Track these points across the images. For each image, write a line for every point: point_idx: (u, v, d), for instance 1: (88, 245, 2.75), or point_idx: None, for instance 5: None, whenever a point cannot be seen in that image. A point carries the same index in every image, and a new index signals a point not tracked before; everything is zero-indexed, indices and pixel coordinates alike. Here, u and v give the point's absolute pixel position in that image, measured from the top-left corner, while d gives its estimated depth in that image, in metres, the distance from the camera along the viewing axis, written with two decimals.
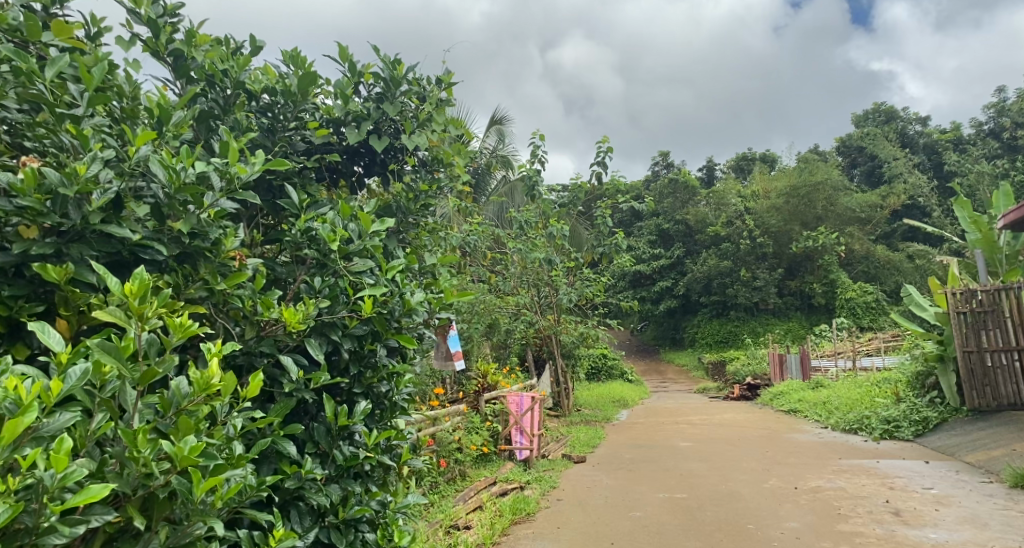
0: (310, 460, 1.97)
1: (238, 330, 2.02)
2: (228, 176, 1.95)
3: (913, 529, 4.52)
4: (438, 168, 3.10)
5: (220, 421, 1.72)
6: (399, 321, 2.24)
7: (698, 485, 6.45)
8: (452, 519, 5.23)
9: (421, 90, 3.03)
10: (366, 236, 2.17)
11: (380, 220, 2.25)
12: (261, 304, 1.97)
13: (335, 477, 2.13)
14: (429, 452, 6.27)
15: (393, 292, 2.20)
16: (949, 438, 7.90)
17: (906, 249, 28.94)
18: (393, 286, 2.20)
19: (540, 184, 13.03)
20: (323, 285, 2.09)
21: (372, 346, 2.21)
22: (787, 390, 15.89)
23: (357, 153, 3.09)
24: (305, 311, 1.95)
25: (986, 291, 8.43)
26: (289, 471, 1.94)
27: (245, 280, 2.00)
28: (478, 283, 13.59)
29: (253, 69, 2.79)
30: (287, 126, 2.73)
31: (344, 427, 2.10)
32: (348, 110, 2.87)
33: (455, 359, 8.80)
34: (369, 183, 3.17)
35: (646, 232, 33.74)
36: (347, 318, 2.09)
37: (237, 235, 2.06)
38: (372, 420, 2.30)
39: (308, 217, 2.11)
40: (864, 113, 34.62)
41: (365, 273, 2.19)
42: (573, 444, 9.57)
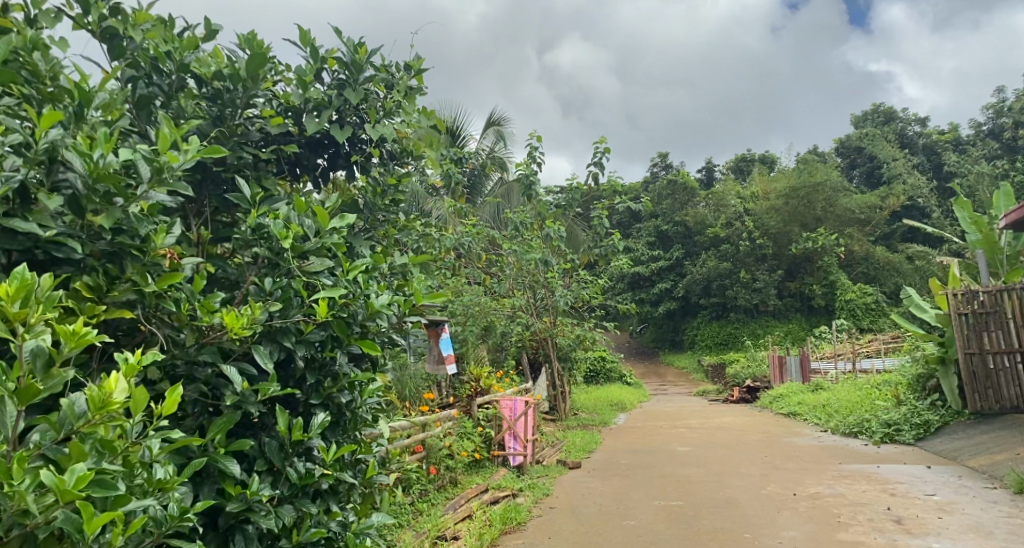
0: (256, 480, 1.83)
1: (182, 336, 1.89)
2: (159, 165, 1.82)
3: (915, 538, 4.37)
4: (406, 159, 3.04)
5: (133, 443, 1.51)
6: (362, 325, 2.09)
7: (694, 491, 6.29)
8: (440, 530, 5.07)
9: (388, 77, 2.85)
10: (324, 234, 2.04)
11: (340, 216, 2.10)
12: (201, 308, 1.86)
13: (288, 497, 2.02)
14: (418, 459, 6.12)
15: (354, 294, 2.03)
16: (951, 442, 7.76)
17: (905, 250, 28.84)
18: (355, 288, 2.03)
19: (537, 185, 12.90)
20: (274, 285, 1.96)
21: (332, 353, 2.07)
22: (786, 393, 15.75)
23: (320, 145, 2.87)
24: (250, 316, 1.83)
25: (988, 292, 8.26)
26: (232, 493, 1.81)
27: (183, 280, 1.86)
28: (474, 285, 13.47)
29: (202, 51, 2.59)
30: (238, 114, 2.55)
31: (298, 441, 1.99)
32: (308, 97, 2.68)
33: (447, 364, 8.96)
34: (335, 177, 2.94)
35: (645, 233, 33.61)
36: (302, 323, 1.97)
37: (173, 230, 1.87)
38: (335, 433, 2.21)
39: (260, 213, 2.01)
40: (863, 113, 34.49)
41: (322, 273, 2.05)
42: (568, 449, 9.42)
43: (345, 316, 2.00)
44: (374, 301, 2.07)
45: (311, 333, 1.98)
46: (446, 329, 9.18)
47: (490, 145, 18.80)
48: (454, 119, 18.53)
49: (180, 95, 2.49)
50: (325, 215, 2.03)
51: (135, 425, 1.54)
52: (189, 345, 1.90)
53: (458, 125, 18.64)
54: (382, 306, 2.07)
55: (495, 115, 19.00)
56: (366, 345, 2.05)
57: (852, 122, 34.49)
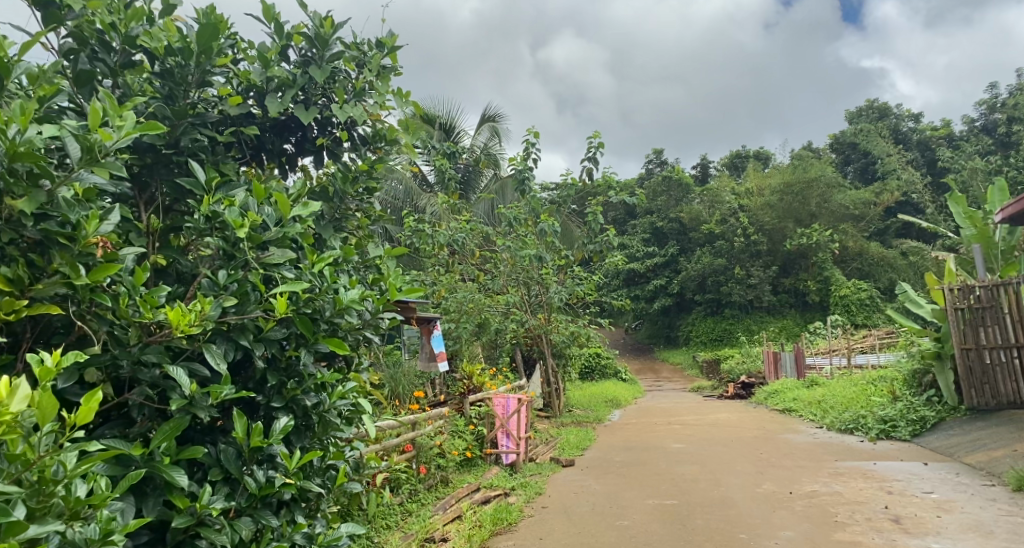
0: (207, 493, 1.84)
1: (123, 332, 1.82)
2: (89, 143, 1.72)
3: (914, 538, 4.26)
4: (379, 145, 2.96)
5: (43, 455, 1.43)
6: (331, 321, 2.19)
7: (689, 489, 6.19)
8: (429, 532, 4.92)
9: (359, 55, 2.85)
10: (286, 224, 2.09)
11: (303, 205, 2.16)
12: (144, 304, 1.79)
13: (247, 510, 2.03)
14: (407, 458, 5.97)
15: (320, 288, 2.15)
16: (948, 439, 7.67)
17: (900, 246, 28.77)
18: (320, 282, 2.15)
19: (531, 180, 12.75)
20: (229, 277, 1.98)
21: (294, 352, 2.14)
22: (781, 389, 15.65)
23: (286, 127, 2.88)
24: (201, 312, 1.80)
25: (984, 287, 8.17)
26: (180, 506, 1.80)
27: (122, 272, 1.82)
28: (467, 282, 13.31)
29: (150, 23, 2.52)
30: (190, 92, 2.51)
31: (257, 448, 2.01)
32: (269, 76, 2.68)
33: (439, 360, 9.02)
34: (302, 163, 2.95)
35: (640, 229, 33.44)
36: (261, 319, 2.01)
37: (109, 218, 1.82)
38: (297, 437, 2.26)
39: (214, 200, 2.01)
40: (858, 109, 34.33)
41: (284, 265, 2.11)
42: (562, 447, 9.30)
43: (308, 312, 2.08)
44: (341, 296, 2.18)
45: (273, 329, 2.04)
46: (437, 327, 9.17)
47: (484, 141, 18.57)
48: (448, 115, 18.32)
49: (126, 71, 2.43)
50: (287, 206, 2.08)
51: (46, 436, 1.46)
52: (132, 344, 1.82)
53: (452, 121, 18.43)
54: (349, 302, 2.18)
55: (490, 110, 18.79)
56: (333, 344, 2.11)
57: (847, 118, 34.37)
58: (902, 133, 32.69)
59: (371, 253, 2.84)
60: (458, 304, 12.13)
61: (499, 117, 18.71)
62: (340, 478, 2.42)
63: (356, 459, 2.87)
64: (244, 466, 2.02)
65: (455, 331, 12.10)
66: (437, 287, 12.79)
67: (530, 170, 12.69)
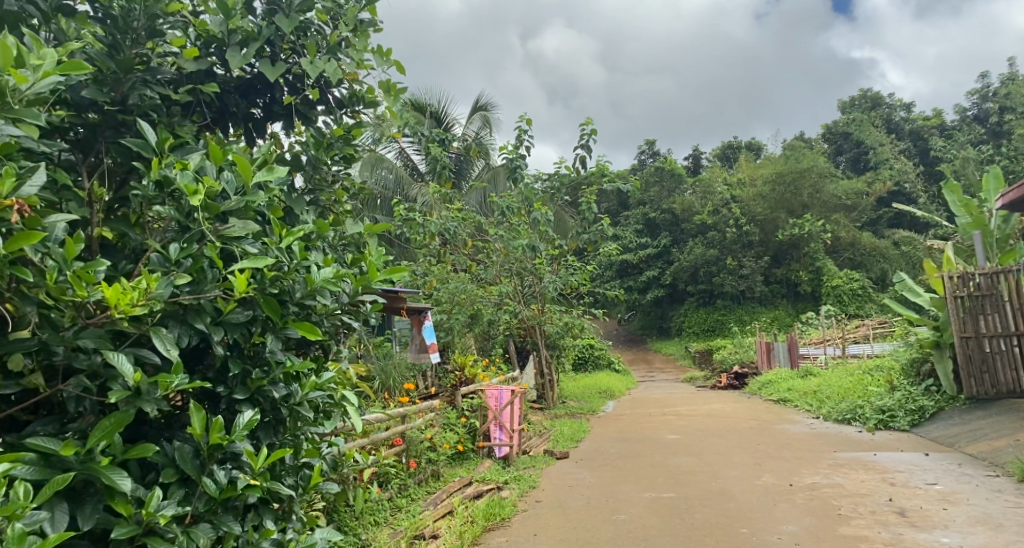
0: (156, 499, 1.66)
1: (58, 314, 1.62)
2: None
3: (921, 532, 4.11)
4: (357, 107, 2.84)
5: None
6: (300, 302, 2.02)
7: (686, 482, 6.04)
8: (418, 529, 4.73)
9: (334, 7, 2.71)
10: (246, 193, 1.93)
11: (268, 171, 2.01)
12: (78, 281, 1.60)
13: (206, 515, 1.85)
14: (396, 453, 5.78)
15: (285, 262, 1.98)
16: (947, 429, 7.56)
17: (892, 236, 28.77)
18: (286, 257, 1.97)
19: (523, 169, 12.53)
20: (182, 251, 1.80)
21: (260, 337, 1.96)
22: (775, 379, 15.57)
23: (253, 88, 2.65)
24: (146, 288, 1.64)
25: (983, 274, 8.04)
26: (124, 515, 1.62)
27: (52, 245, 1.62)
28: (459, 273, 13.11)
29: None
30: (139, 42, 2.26)
31: (216, 447, 1.83)
32: (231, 27, 2.46)
33: (430, 351, 8.84)
34: (273, 129, 2.73)
35: (633, 220, 33.29)
36: (220, 300, 1.84)
37: (36, 181, 1.63)
38: (266, 434, 2.08)
39: (164, 164, 1.85)
40: (851, 99, 34.13)
41: (245, 239, 1.94)
42: (556, 438, 9.15)
43: (276, 291, 1.91)
44: (313, 275, 2.02)
45: (237, 310, 1.86)
46: (428, 318, 8.98)
47: (476, 131, 18.24)
48: (439, 104, 18.05)
49: (61, 15, 2.22)
50: (247, 167, 1.94)
51: None
52: (66, 327, 1.62)
53: (443, 109, 18.14)
54: (321, 282, 2.02)
55: (483, 100, 18.47)
56: (304, 329, 1.94)
57: (839, 108, 34.23)
58: (894, 123, 32.57)
59: (348, 232, 2.63)
60: (450, 295, 11.96)
61: (492, 107, 18.39)
62: (315, 479, 2.25)
63: (334, 458, 2.68)
64: (203, 466, 1.83)
65: (447, 322, 11.91)
66: (428, 278, 12.65)
67: (523, 159, 12.48)
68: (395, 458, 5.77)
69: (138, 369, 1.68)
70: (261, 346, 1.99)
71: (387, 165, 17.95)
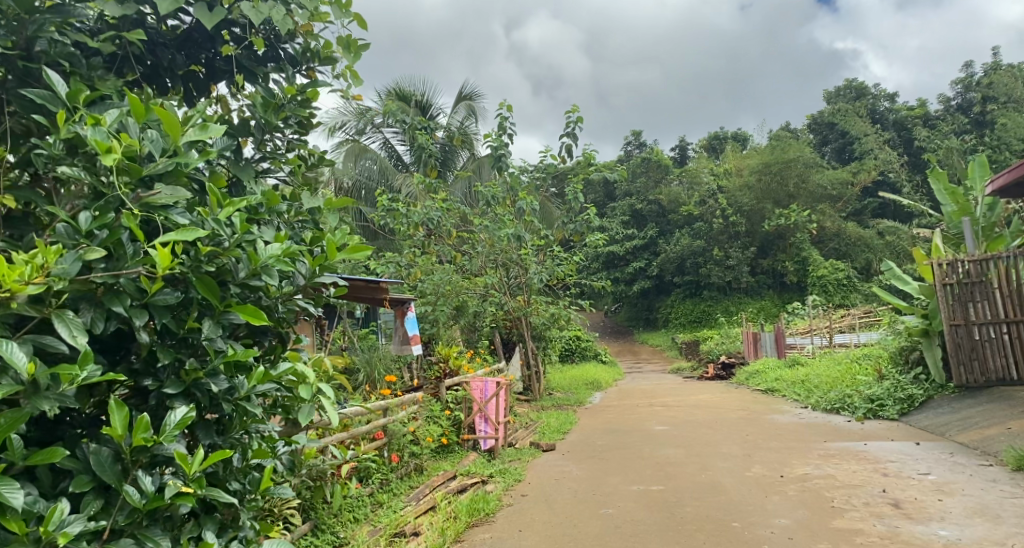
0: (60, 515, 1.49)
1: None
2: None
3: (918, 524, 3.99)
4: (311, 67, 2.70)
5: None
6: (244, 282, 1.90)
7: (675, 474, 5.91)
8: (398, 526, 4.53)
9: None
10: (174, 156, 1.81)
11: (204, 127, 1.89)
12: None
13: (129, 527, 1.69)
14: (378, 447, 5.58)
15: (220, 231, 1.84)
16: (937, 417, 7.49)
17: (876, 226, 28.88)
18: (222, 229, 1.84)
19: (508, 157, 12.29)
20: (94, 223, 1.67)
21: (194, 325, 1.81)
22: (762, 369, 15.53)
23: (193, 43, 2.50)
24: (41, 267, 1.52)
25: (972, 262, 7.96)
26: (22, 533, 1.46)
27: None
28: (443, 263, 12.88)
29: None
30: None
31: (141, 452, 1.67)
32: None
33: (413, 343, 8.70)
34: (217, 90, 2.56)
35: (619, 212, 33.10)
36: (143, 279, 1.69)
37: None
38: (206, 434, 1.91)
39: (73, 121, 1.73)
40: (836, 89, 34.07)
41: (174, 206, 1.80)
42: (542, 431, 8.99)
43: (212, 270, 1.80)
44: (258, 253, 1.90)
45: (162, 288, 1.73)
46: (411, 309, 8.80)
47: (461, 121, 17.82)
48: (423, 93, 17.73)
49: None
50: (174, 127, 1.81)
51: None
52: None
53: (427, 98, 17.82)
54: (267, 261, 1.90)
55: (468, 89, 18.11)
56: (247, 314, 1.81)
57: (825, 98, 34.21)
58: (879, 113, 32.60)
59: (308, 212, 2.44)
60: (435, 287, 11.76)
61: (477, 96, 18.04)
62: (264, 484, 2.11)
63: (290, 459, 2.55)
64: (125, 473, 1.67)
65: (432, 314, 11.71)
66: (413, 268, 12.47)
67: (508, 147, 12.24)
68: (377, 452, 5.58)
69: (41, 361, 1.53)
70: (195, 334, 1.83)
71: (370, 155, 17.76)
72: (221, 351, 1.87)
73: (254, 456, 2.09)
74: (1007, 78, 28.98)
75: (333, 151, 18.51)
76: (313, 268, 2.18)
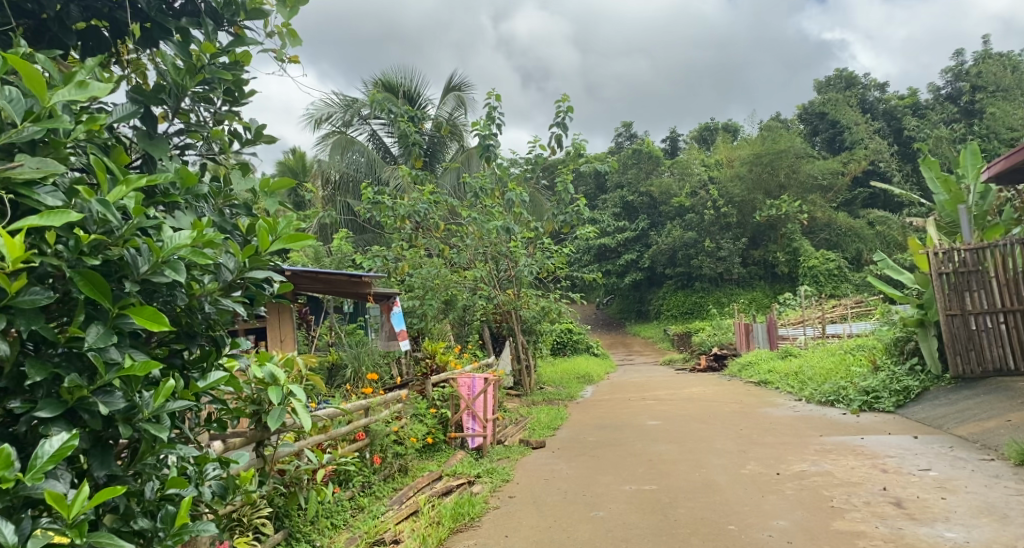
0: None
1: None
2: None
3: (923, 526, 3.81)
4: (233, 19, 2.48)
5: None
6: (147, 278, 1.68)
7: (668, 473, 5.72)
8: (377, 535, 4.30)
9: None
10: (45, 122, 1.57)
11: (84, 83, 1.69)
12: None
13: None
14: (359, 448, 5.35)
15: (109, 217, 1.62)
16: (934, 410, 7.34)
17: (867, 216, 28.86)
18: (112, 216, 1.61)
19: (496, 147, 12.03)
20: None
21: (76, 334, 1.57)
22: (755, 361, 15.42)
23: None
24: None
25: (968, 251, 7.80)
26: None
27: None
28: (431, 257, 12.63)
29: None
30: None
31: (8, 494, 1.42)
32: None
33: (399, 339, 8.45)
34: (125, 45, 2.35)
35: (611, 204, 32.87)
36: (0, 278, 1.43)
37: None
38: (99, 464, 1.67)
39: None
40: (827, 80, 33.90)
41: (48, 186, 1.59)
42: (532, 427, 8.79)
43: (96, 262, 1.57)
44: (161, 245, 1.69)
45: (31, 286, 1.49)
46: (397, 303, 8.56)
47: (450, 112, 17.49)
48: (411, 84, 17.40)
49: None
50: (39, 84, 1.59)
51: None
52: None
53: (414, 89, 17.49)
54: (172, 254, 1.69)
55: (456, 80, 17.78)
56: (144, 318, 1.58)
57: (815, 88, 34.04)
58: (869, 103, 32.51)
59: (238, 196, 2.22)
60: (423, 281, 11.56)
61: (464, 86, 17.72)
62: (180, 519, 1.86)
63: (219, 483, 2.32)
64: None
65: (420, 308, 11.48)
66: (400, 262, 12.25)
67: (496, 137, 11.99)
68: (358, 454, 5.34)
69: None
70: (78, 344, 1.58)
71: (358, 148, 17.45)
72: (116, 363, 1.62)
73: (170, 485, 1.86)
74: (996, 67, 29.00)
75: (319, 143, 18.17)
76: (242, 259, 2.04)
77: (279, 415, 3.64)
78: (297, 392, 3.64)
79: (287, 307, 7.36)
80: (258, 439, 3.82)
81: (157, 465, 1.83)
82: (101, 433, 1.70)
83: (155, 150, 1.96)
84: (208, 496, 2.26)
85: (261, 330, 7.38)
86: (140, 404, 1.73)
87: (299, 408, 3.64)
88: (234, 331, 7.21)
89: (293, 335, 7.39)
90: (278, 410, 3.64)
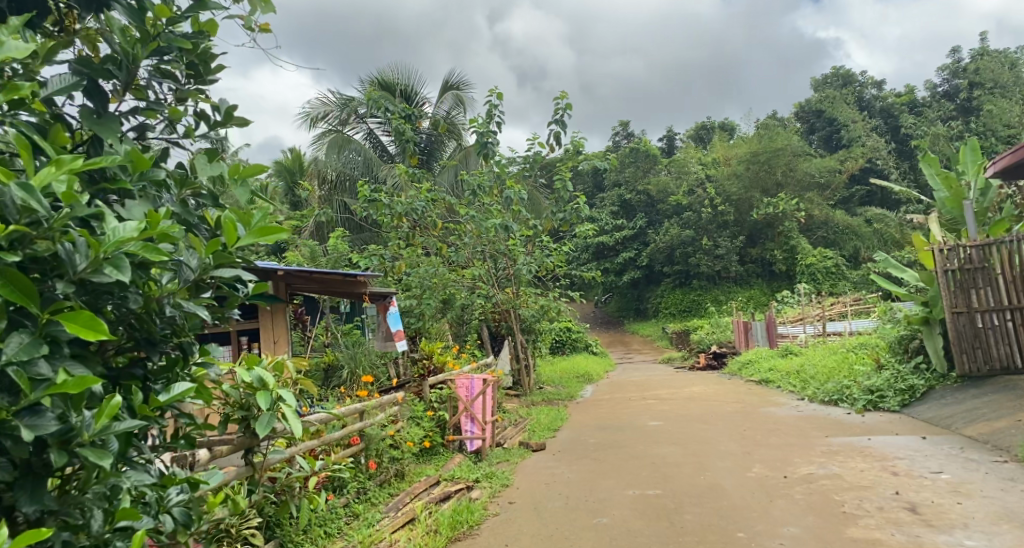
0: None
1: None
2: None
3: (941, 533, 3.66)
4: None
5: None
6: (85, 278, 1.52)
7: (673, 476, 5.57)
8: (371, 544, 4.14)
9: None
10: None
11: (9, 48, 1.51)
12: None
13: None
14: (354, 452, 5.18)
15: (38, 207, 1.45)
16: (940, 409, 7.22)
17: (865, 214, 28.76)
18: (43, 207, 1.45)
19: (493, 144, 11.85)
20: None
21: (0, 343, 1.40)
22: (755, 359, 15.29)
23: None
24: None
25: (975, 247, 7.67)
26: None
27: None
28: (428, 256, 12.46)
29: None
30: None
31: None
32: None
33: (396, 339, 8.30)
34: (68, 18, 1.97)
35: (608, 202, 32.70)
36: None
37: None
38: (29, 498, 1.48)
39: None
40: (824, 77, 33.71)
41: None
42: (532, 428, 8.64)
43: (18, 259, 1.40)
44: (102, 241, 1.52)
45: None
46: (393, 303, 8.40)
47: (446, 110, 17.31)
48: (407, 82, 17.20)
49: None
50: None
51: None
52: None
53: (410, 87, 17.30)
54: (114, 250, 1.52)
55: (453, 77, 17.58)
56: (77, 325, 1.41)
57: (812, 85, 33.94)
58: (866, 100, 32.38)
59: (203, 184, 2.05)
60: (421, 280, 11.46)
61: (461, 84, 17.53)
62: None
63: (184, 511, 2.03)
64: None
65: (417, 308, 11.31)
66: (397, 261, 12.08)
67: (494, 134, 11.81)
68: (352, 459, 5.18)
69: None
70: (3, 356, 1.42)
71: (354, 146, 17.24)
72: (46, 379, 1.43)
73: (119, 517, 1.66)
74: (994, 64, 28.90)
75: (315, 142, 17.98)
76: (204, 255, 1.88)
77: (269, 422, 3.48)
78: (285, 396, 3.47)
79: (281, 307, 7.17)
80: (247, 446, 3.63)
81: (105, 496, 1.64)
82: (34, 459, 1.52)
83: (103, 130, 1.78)
84: (170, 528, 1.97)
85: (255, 331, 7.18)
86: (79, 427, 1.53)
87: (290, 413, 3.47)
88: (227, 331, 7.02)
89: (287, 335, 7.17)
90: (267, 416, 3.48)
